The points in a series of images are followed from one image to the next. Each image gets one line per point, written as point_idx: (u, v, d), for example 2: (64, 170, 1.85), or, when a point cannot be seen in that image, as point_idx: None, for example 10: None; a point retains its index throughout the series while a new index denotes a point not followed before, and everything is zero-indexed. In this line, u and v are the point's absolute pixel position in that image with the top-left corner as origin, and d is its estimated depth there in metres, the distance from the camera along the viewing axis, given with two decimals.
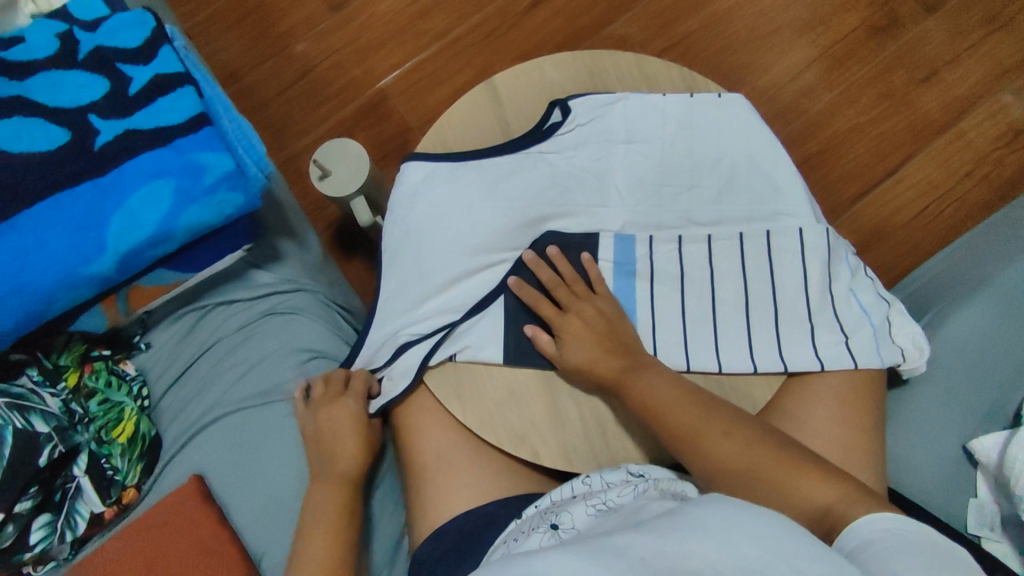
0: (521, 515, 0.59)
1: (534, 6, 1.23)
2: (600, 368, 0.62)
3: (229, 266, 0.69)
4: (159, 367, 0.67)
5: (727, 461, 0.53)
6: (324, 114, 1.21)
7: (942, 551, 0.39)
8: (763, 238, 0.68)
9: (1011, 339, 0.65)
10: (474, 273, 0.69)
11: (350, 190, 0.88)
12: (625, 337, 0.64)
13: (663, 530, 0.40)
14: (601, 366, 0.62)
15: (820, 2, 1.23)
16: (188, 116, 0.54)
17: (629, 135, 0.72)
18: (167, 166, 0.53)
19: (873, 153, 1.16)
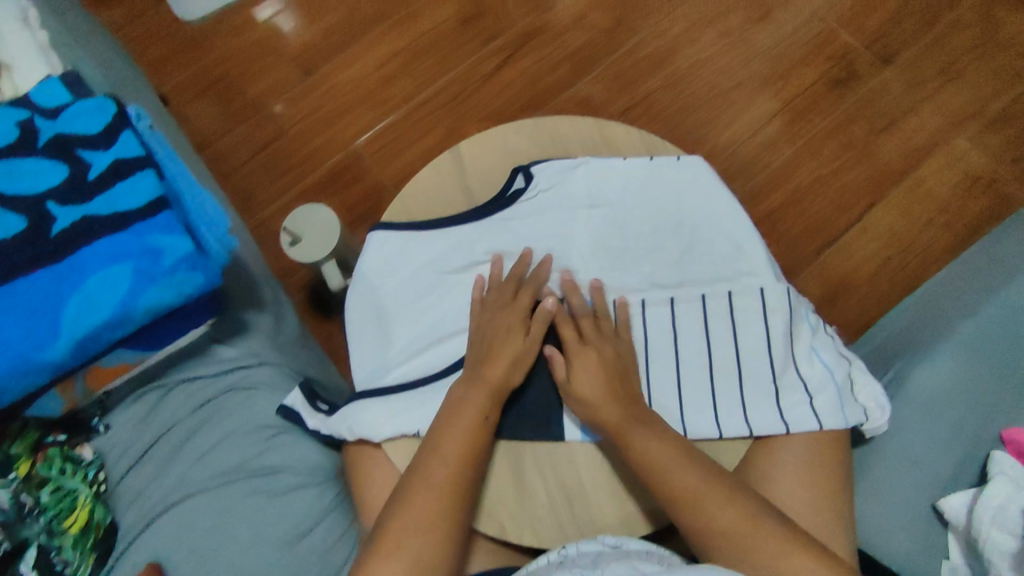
0: None
1: (501, 68, 1.28)
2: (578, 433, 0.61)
3: (191, 342, 0.67)
4: (118, 449, 0.65)
5: (717, 518, 0.55)
6: (298, 176, 1.22)
7: None
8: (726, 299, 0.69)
9: (969, 397, 0.66)
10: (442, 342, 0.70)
11: (320, 256, 0.88)
12: (609, 399, 0.63)
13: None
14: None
15: (777, 59, 1.28)
16: (147, 200, 0.54)
17: (591, 200, 0.73)
18: (124, 249, 0.52)
19: (836, 204, 1.20)
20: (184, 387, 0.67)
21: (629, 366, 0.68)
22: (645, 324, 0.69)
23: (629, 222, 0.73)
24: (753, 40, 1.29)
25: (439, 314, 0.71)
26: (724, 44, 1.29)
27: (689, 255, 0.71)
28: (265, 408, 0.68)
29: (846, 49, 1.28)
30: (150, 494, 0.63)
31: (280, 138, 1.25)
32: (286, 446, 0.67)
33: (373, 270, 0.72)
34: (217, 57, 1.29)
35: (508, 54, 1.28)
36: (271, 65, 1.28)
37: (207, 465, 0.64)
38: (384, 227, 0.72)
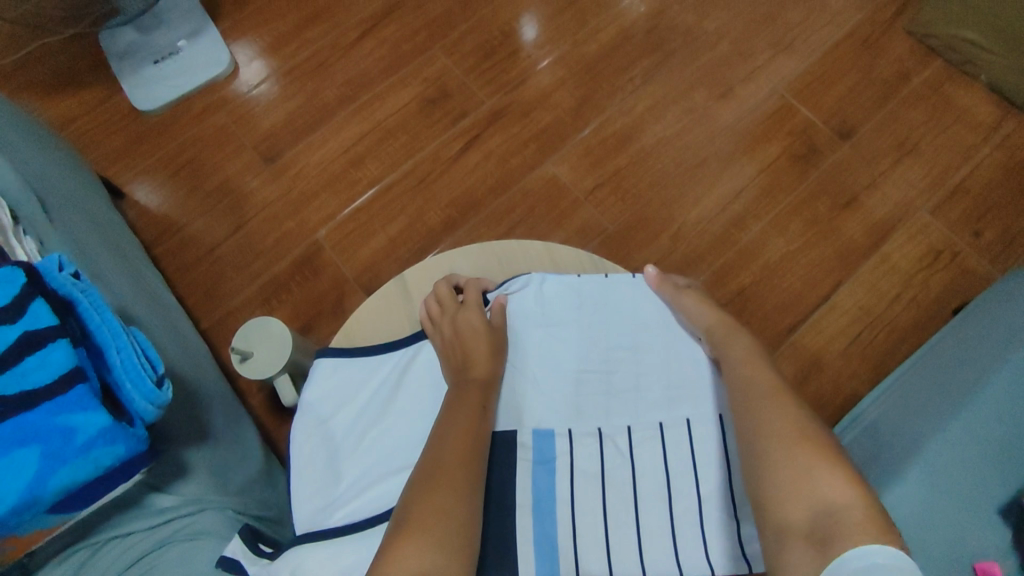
0: None
1: (466, 150, 1.27)
2: None
3: (127, 491, 0.65)
4: None
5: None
6: (259, 266, 1.20)
7: None
8: (684, 426, 0.65)
9: (935, 524, 0.65)
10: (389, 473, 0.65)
11: (272, 372, 0.85)
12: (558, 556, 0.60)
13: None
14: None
15: (740, 135, 1.29)
16: (59, 375, 0.51)
17: (543, 318, 0.72)
18: (34, 432, 0.50)
19: (805, 280, 1.19)
20: (118, 542, 0.63)
21: (586, 501, 0.63)
22: (600, 451, 0.66)
23: (584, 338, 0.71)
24: (715, 116, 1.30)
25: (387, 442, 0.67)
26: (687, 121, 1.30)
27: (643, 377, 0.69)
28: (205, 559, 0.63)
29: (806, 124, 1.30)
30: None
31: (241, 227, 1.22)
32: None
33: (321, 395, 0.70)
34: (178, 146, 1.28)
35: (473, 136, 1.28)
36: (233, 152, 1.27)
37: None
38: (332, 351, 0.71)
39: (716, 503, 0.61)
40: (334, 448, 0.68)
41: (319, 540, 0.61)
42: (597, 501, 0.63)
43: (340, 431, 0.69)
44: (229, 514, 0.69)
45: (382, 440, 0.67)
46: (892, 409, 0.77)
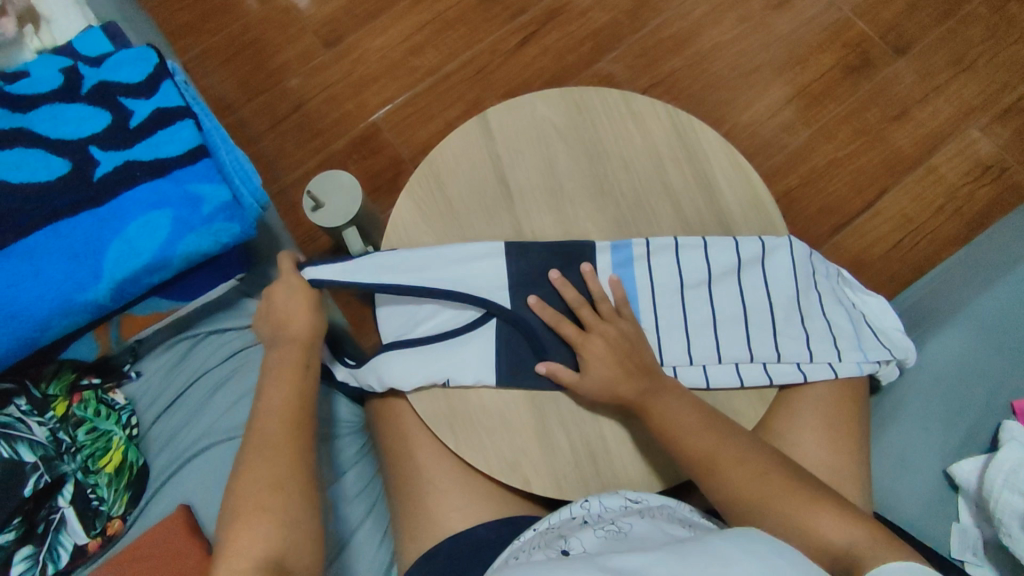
0: (521, 537, 0.57)
1: (522, 44, 1.28)
2: (621, 390, 0.60)
3: (222, 294, 0.69)
4: (148, 397, 0.66)
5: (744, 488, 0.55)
6: (318, 145, 1.23)
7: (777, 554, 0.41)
8: (760, 250, 0.66)
9: (987, 367, 0.68)
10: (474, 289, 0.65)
11: (343, 221, 0.90)
12: (649, 360, 0.62)
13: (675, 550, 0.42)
14: (620, 388, 0.60)
15: (795, 44, 1.29)
16: (186, 149, 0.56)
17: (626, 160, 0.71)
18: (166, 196, 0.54)
19: (851, 186, 1.21)
20: (214, 338, 0.68)
21: (663, 314, 0.65)
22: (678, 268, 0.65)
23: (669, 181, 0.70)
24: (773, 24, 1.30)
25: (467, 284, 0.65)
26: (745, 27, 1.29)
27: (726, 216, 0.69)
28: None
29: (864, 36, 1.29)
30: (180, 439, 0.64)
31: (301, 108, 1.25)
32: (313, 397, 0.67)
33: (400, 236, 0.69)
34: (241, 27, 1.30)
35: (530, 31, 1.29)
36: (294, 35, 1.29)
37: (236, 412, 0.65)
38: (413, 186, 0.71)
39: (782, 319, 0.64)
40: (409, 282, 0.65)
41: (410, 349, 0.64)
42: (675, 316, 0.65)
43: (416, 265, 0.65)
44: None
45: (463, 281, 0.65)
46: (952, 279, 0.78)
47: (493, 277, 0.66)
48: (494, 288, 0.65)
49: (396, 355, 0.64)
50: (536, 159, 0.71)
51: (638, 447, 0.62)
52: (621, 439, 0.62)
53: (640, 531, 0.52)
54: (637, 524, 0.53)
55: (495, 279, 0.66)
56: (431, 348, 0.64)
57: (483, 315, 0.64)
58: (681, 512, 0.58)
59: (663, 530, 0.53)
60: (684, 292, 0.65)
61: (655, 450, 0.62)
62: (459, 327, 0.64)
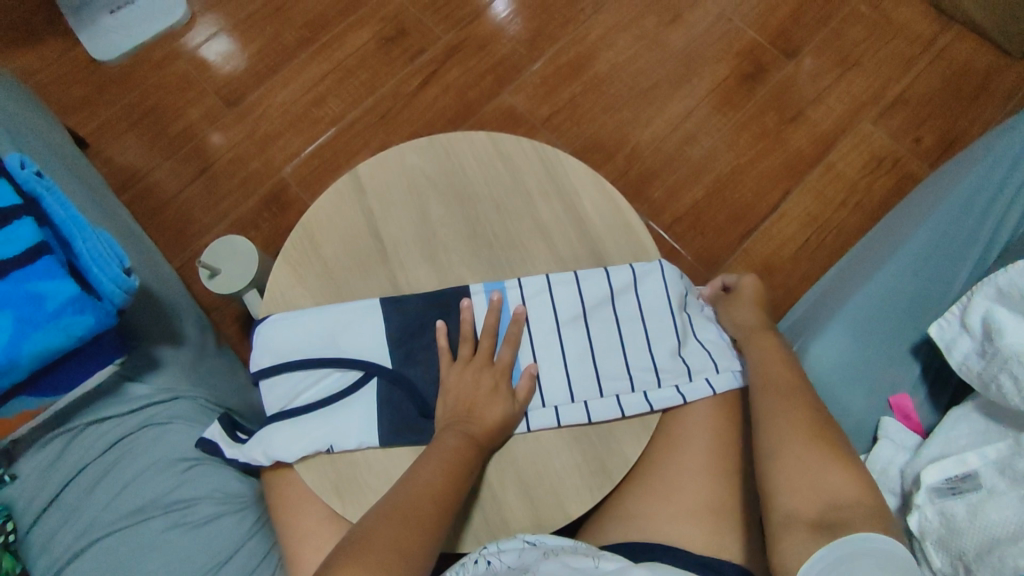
0: None
1: (424, 84, 1.30)
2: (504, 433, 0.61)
3: (100, 383, 0.66)
4: (25, 499, 0.64)
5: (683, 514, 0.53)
6: (227, 206, 1.22)
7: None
8: (632, 279, 0.67)
9: (865, 365, 0.70)
10: (355, 350, 0.65)
11: (239, 285, 0.89)
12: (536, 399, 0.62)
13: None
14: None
15: (688, 58, 1.32)
16: (26, 247, 0.55)
17: (498, 202, 0.72)
18: (6, 298, 0.53)
19: (756, 191, 1.24)
20: (94, 428, 0.66)
21: (542, 353, 0.65)
22: (552, 306, 0.66)
23: (541, 217, 0.71)
24: (666, 41, 1.33)
25: (351, 348, 0.65)
26: (639, 47, 1.33)
27: (599, 247, 0.70)
28: (181, 441, 0.67)
29: (754, 44, 1.33)
30: (62, 539, 0.63)
31: (207, 170, 1.24)
32: (201, 477, 0.66)
33: (278, 302, 0.69)
34: (141, 94, 1.29)
35: (431, 70, 1.31)
36: (195, 98, 1.29)
37: (121, 503, 0.64)
38: (288, 253, 0.70)
39: (658, 345, 0.66)
40: (291, 356, 0.65)
41: (293, 419, 0.63)
42: (555, 353, 0.65)
43: (298, 339, 0.65)
44: (202, 401, 0.72)
45: (347, 348, 0.65)
46: (839, 277, 0.80)
47: (373, 335, 0.65)
48: (376, 348, 0.65)
49: (279, 426, 0.63)
50: (409, 210, 0.71)
51: (525, 489, 0.62)
52: (506, 484, 0.62)
53: (545, 574, 0.51)
54: (543, 567, 0.52)
55: (377, 339, 0.65)
56: (314, 416, 0.63)
57: (364, 375, 0.64)
58: (578, 548, 0.55)
59: (566, 568, 0.51)
60: (561, 324, 0.66)
61: (544, 491, 0.62)
62: (342, 391, 0.64)
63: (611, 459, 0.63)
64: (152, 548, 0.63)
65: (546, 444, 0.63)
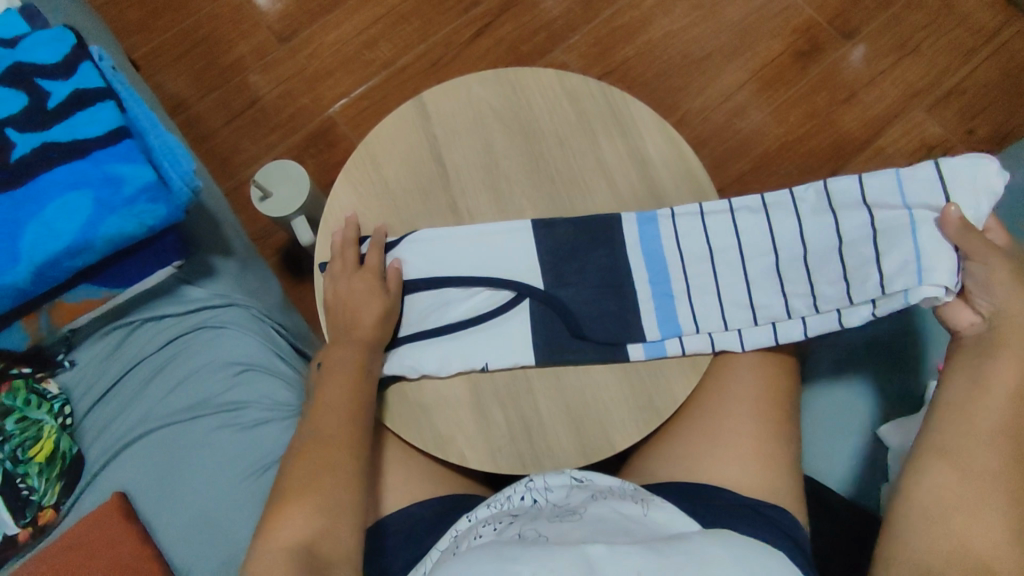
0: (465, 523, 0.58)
1: (477, 36, 1.28)
2: None
3: (157, 282, 0.67)
4: (83, 386, 0.65)
5: None
6: (272, 140, 1.23)
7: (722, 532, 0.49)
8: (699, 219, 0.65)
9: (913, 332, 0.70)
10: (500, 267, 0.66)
11: (291, 209, 0.90)
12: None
13: (652, 562, 0.44)
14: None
15: (747, 29, 1.30)
16: (107, 130, 0.55)
17: (562, 138, 0.71)
18: (85, 177, 0.54)
19: (802, 169, 1.23)
20: (151, 326, 0.67)
21: (599, 288, 0.66)
22: (609, 244, 0.66)
23: (603, 157, 0.71)
24: (722, 12, 1.30)
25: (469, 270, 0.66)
26: (695, 15, 1.30)
27: (660, 192, 0.70)
28: (234, 346, 0.68)
29: (812, 22, 1.30)
30: (116, 427, 0.64)
31: (256, 103, 1.25)
32: (251, 383, 0.67)
33: (338, 219, 0.69)
34: (193, 23, 1.28)
35: (485, 22, 1.29)
36: (248, 30, 1.28)
37: (175, 399, 0.65)
38: (350, 173, 0.70)
39: (727, 289, 0.64)
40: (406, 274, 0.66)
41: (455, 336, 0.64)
42: (610, 290, 0.65)
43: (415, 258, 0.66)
44: (254, 312, 0.72)
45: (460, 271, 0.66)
46: None
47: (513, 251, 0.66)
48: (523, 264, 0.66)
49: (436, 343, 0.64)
50: (472, 140, 0.71)
51: (573, 419, 0.63)
52: (555, 413, 0.63)
53: (595, 516, 0.52)
54: (593, 509, 0.53)
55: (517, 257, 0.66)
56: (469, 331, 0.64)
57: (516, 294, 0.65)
58: (629, 491, 0.57)
59: (617, 514, 0.52)
60: (615, 263, 0.66)
61: (591, 423, 0.63)
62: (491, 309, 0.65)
63: (659, 396, 0.63)
64: (202, 445, 0.64)
65: (595, 378, 0.64)
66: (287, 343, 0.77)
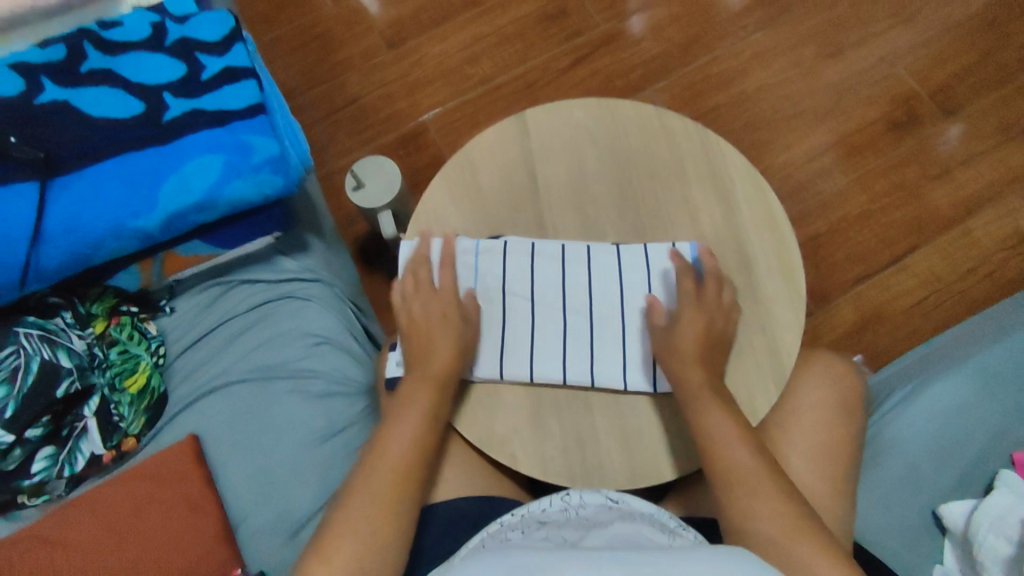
0: (499, 523, 0.59)
1: (573, 65, 1.33)
2: None
3: (259, 248, 0.73)
4: (178, 331, 0.71)
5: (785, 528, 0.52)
6: (366, 137, 1.30)
7: (727, 549, 0.44)
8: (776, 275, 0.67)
9: (983, 415, 0.68)
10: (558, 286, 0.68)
11: (380, 202, 0.95)
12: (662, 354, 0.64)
13: (639, 562, 0.41)
14: None
15: (842, 93, 1.29)
16: (247, 105, 0.61)
17: (652, 172, 0.74)
18: (222, 143, 0.60)
19: (881, 238, 1.20)
20: (245, 287, 0.72)
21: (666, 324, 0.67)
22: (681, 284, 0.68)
23: (690, 196, 0.73)
24: (819, 73, 1.30)
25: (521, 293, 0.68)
26: (792, 73, 1.31)
27: (743, 236, 0.71)
28: (315, 319, 0.72)
29: (912, 94, 1.28)
30: (199, 375, 0.69)
31: (356, 100, 1.32)
32: (324, 357, 0.71)
33: (429, 217, 0.73)
34: (313, 20, 1.38)
35: (583, 53, 1.34)
36: (361, 34, 1.37)
37: (254, 359, 0.70)
38: (449, 176, 0.74)
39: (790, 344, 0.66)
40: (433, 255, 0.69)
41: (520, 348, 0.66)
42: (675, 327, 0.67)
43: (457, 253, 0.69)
44: (336, 291, 0.76)
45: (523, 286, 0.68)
46: (972, 330, 0.78)
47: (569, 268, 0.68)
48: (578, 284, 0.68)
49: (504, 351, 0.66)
50: (566, 162, 0.75)
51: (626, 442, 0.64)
52: (610, 432, 0.65)
53: (620, 530, 0.52)
54: (618, 525, 0.54)
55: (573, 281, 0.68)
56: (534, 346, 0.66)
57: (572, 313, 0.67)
58: (658, 519, 0.58)
59: (642, 534, 0.52)
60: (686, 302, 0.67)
61: (640, 447, 0.64)
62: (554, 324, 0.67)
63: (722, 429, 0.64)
64: (272, 406, 0.68)
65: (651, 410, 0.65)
66: (361, 325, 0.81)
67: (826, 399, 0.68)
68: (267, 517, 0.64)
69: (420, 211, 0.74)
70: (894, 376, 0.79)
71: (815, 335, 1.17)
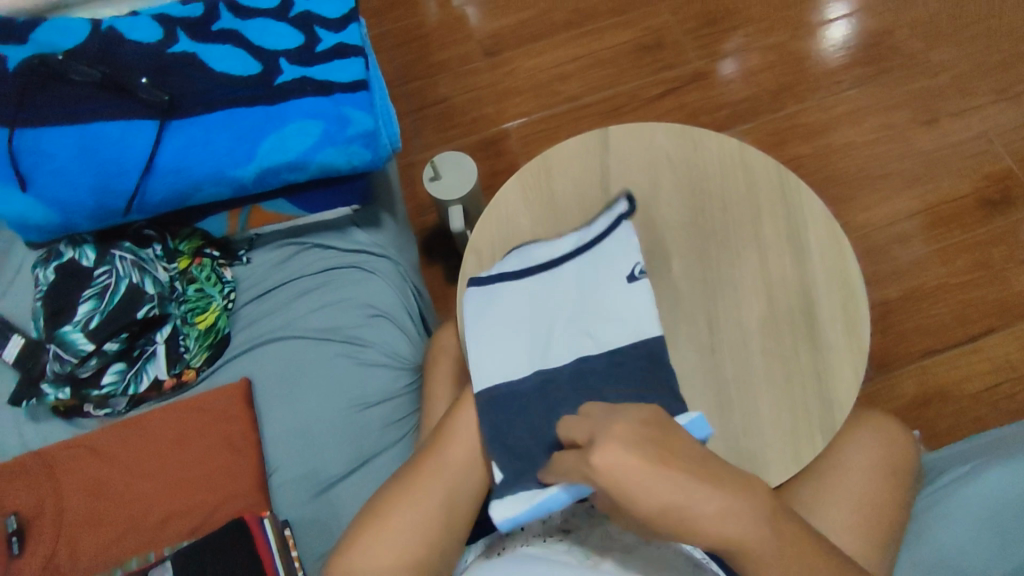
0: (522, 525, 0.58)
1: (660, 96, 1.34)
2: None
3: (336, 217, 0.76)
4: (250, 282, 0.75)
5: None
6: (449, 136, 1.35)
7: None
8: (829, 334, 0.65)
9: None
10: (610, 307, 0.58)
11: (454, 196, 0.98)
12: None
13: None
14: None
15: (934, 162, 1.25)
16: (352, 79, 0.65)
17: (726, 204, 0.74)
18: (323, 111, 0.64)
19: (956, 316, 1.14)
20: (317, 251, 0.76)
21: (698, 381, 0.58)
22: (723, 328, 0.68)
23: (761, 233, 0.72)
24: (913, 139, 1.27)
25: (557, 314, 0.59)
26: (884, 135, 1.28)
27: (809, 281, 0.69)
28: (375, 292, 0.74)
29: (1011, 173, 1.23)
30: (262, 325, 0.72)
31: (445, 101, 1.38)
32: (378, 330, 0.73)
33: (500, 213, 0.75)
34: (418, 22, 1.45)
35: (672, 86, 1.35)
36: (460, 39, 1.43)
37: (314, 319, 0.72)
38: (524, 178, 0.77)
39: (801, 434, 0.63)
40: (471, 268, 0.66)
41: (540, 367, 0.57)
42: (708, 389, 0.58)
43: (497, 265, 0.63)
44: (400, 270, 0.79)
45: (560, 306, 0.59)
46: None
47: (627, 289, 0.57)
48: None
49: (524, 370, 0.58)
50: (641, 180, 0.75)
51: None
52: None
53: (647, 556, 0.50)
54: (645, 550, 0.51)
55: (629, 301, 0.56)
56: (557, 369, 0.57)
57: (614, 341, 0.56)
58: None
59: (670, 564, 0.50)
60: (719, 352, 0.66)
61: None
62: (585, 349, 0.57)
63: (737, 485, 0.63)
64: (322, 366, 0.70)
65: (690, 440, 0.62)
66: (417, 307, 0.83)
67: (875, 461, 0.65)
68: (299, 471, 0.66)
69: (490, 207, 0.76)
70: (955, 454, 0.75)
71: (869, 403, 1.12)
